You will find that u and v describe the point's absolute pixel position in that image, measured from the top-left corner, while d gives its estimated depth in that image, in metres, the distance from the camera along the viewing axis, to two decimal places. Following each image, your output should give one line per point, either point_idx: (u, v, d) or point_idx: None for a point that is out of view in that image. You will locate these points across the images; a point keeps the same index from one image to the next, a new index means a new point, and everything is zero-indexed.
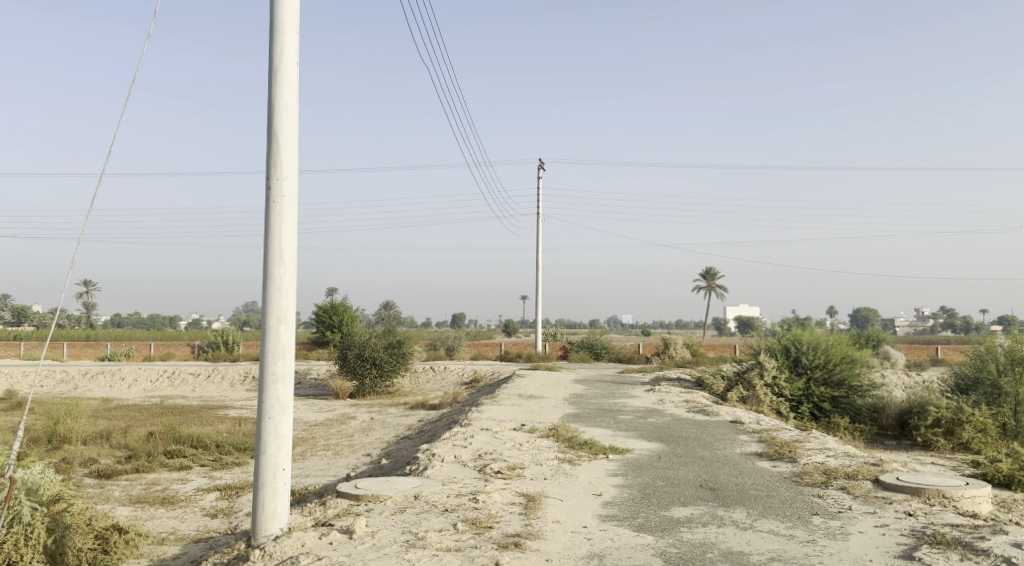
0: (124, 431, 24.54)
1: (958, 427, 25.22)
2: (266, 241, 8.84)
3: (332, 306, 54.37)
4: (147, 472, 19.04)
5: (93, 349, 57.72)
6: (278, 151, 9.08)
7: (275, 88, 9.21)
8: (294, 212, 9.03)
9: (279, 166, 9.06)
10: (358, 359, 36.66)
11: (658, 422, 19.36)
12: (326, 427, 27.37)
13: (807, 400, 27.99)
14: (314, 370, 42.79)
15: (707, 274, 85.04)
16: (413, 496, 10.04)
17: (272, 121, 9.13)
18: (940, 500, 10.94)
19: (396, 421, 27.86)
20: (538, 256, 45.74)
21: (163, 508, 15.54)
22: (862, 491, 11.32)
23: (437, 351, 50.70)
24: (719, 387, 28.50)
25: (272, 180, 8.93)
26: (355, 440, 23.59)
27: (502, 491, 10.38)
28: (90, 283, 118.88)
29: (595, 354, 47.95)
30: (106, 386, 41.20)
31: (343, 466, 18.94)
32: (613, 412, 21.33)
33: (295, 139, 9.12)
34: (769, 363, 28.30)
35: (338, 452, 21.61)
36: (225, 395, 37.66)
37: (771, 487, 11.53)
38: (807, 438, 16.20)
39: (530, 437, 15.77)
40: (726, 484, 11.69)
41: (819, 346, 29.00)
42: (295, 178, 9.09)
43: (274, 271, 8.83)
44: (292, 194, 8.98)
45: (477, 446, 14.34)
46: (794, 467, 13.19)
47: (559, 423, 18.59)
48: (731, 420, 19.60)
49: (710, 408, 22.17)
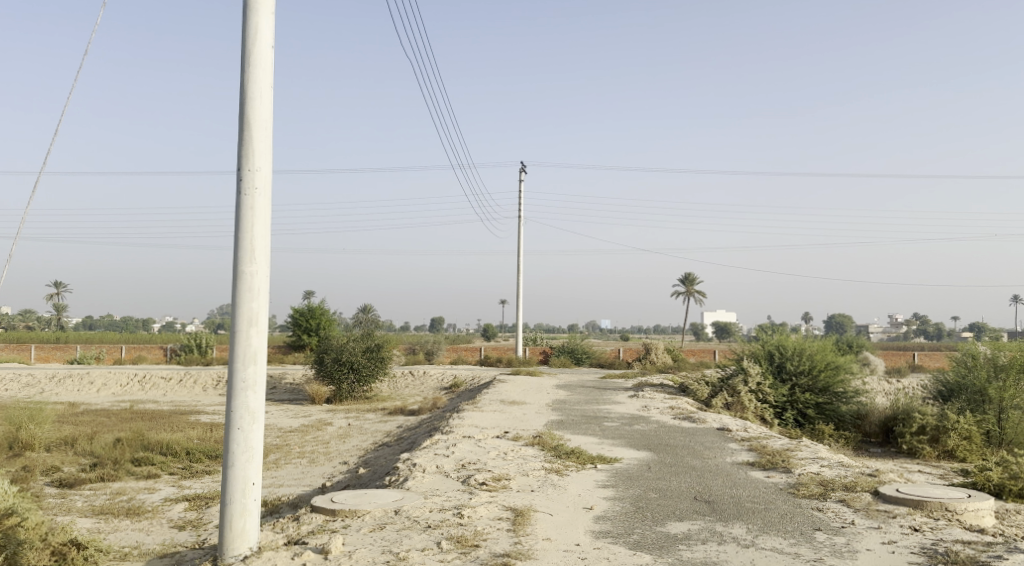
0: (90, 438, 23.77)
1: (943, 435, 24.78)
2: (236, 236, 8.11)
3: (309, 309, 53.50)
4: (113, 480, 18.34)
5: (61, 352, 56.36)
6: (251, 138, 8.32)
7: (249, 70, 8.44)
8: (267, 207, 8.29)
9: (252, 155, 8.31)
10: (335, 363, 35.93)
11: (643, 430, 18.83)
12: (302, 434, 26.71)
13: (791, 407, 27.63)
14: (290, 374, 42.04)
15: (686, 280, 84.72)
16: (394, 511, 9.41)
17: (244, 107, 8.37)
18: (943, 513, 10.43)
19: (373, 428, 27.20)
20: (519, 260, 45.19)
21: (128, 520, 14.88)
22: (862, 504, 10.81)
23: (415, 356, 50.05)
24: (703, 393, 27.95)
25: (243, 171, 8.19)
26: (331, 448, 22.98)
27: (488, 505, 9.81)
28: (61, 283, 117.04)
29: (575, 359, 47.48)
30: (75, 390, 40.26)
31: (318, 476, 18.31)
32: (597, 419, 20.77)
33: (268, 127, 8.39)
34: (753, 369, 27.73)
35: (313, 460, 20.97)
36: (198, 401, 36.84)
37: (768, 500, 11.02)
38: (798, 446, 15.71)
39: (515, 446, 15.19)
40: (721, 496, 11.15)
41: (803, 352, 28.64)
42: (268, 169, 8.34)
43: (244, 269, 8.07)
44: (265, 187, 8.24)
45: (459, 455, 13.73)
46: (789, 476, 12.68)
47: (543, 431, 18.02)
48: (718, 428, 19.10)
49: (696, 414, 21.68)
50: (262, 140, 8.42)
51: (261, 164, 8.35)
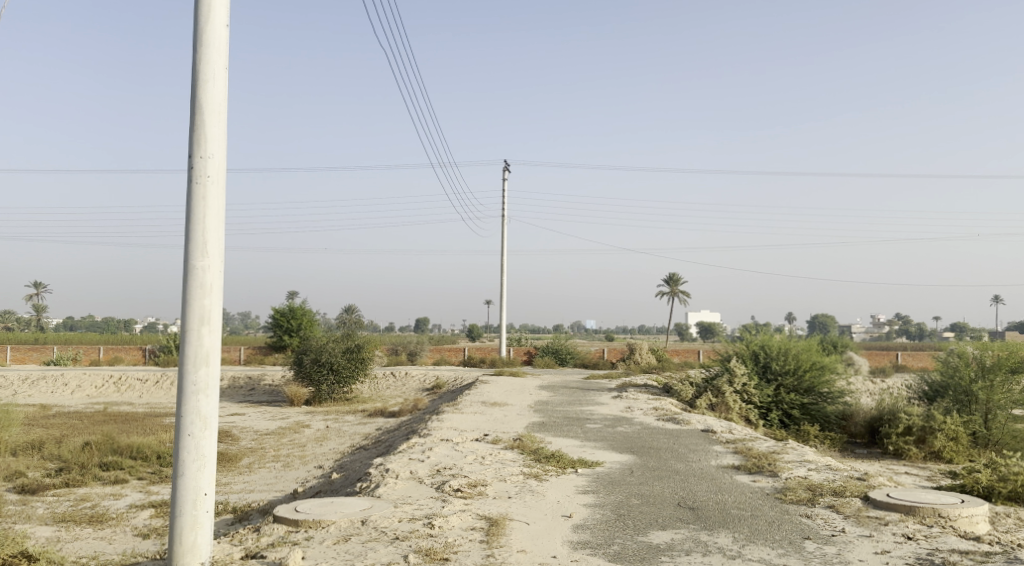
0: (58, 441, 23.12)
1: (929, 436, 24.44)
2: (187, 229, 7.53)
3: (291, 309, 52.76)
4: (78, 486, 17.77)
5: (37, 353, 55.42)
6: (203, 123, 7.72)
7: (201, 50, 7.82)
8: (220, 198, 7.70)
9: (204, 140, 7.71)
10: (315, 364, 35.33)
11: (626, 432, 18.38)
12: (278, 437, 26.14)
13: (776, 408, 27.28)
14: (269, 375, 41.41)
15: (671, 280, 84.36)
16: (360, 522, 8.92)
17: (196, 90, 7.75)
18: (936, 520, 9.99)
19: (352, 430, 26.64)
20: (502, 259, 44.66)
21: (90, 527, 14.35)
22: (852, 510, 10.36)
23: (398, 356, 49.48)
24: (687, 393, 27.49)
25: (194, 159, 7.59)
26: (307, 451, 22.46)
27: (461, 514, 9.31)
28: (40, 283, 115.74)
29: (560, 359, 47.01)
30: (48, 391, 39.50)
31: (291, 481, 17.77)
32: (579, 421, 20.29)
33: (223, 113, 7.79)
34: (738, 369, 27.32)
35: (287, 465, 20.41)
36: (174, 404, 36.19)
37: (754, 506, 10.58)
38: (784, 449, 15.27)
39: (494, 449, 14.68)
40: (705, 503, 10.69)
41: (789, 352, 28.28)
42: (222, 158, 7.74)
43: (195, 264, 7.49)
44: (218, 175, 7.66)
45: (435, 460, 13.21)
46: (776, 481, 12.23)
47: (524, 433, 17.55)
48: (703, 430, 18.69)
49: (680, 416, 21.22)
50: (215, 125, 7.82)
51: (214, 151, 7.76)
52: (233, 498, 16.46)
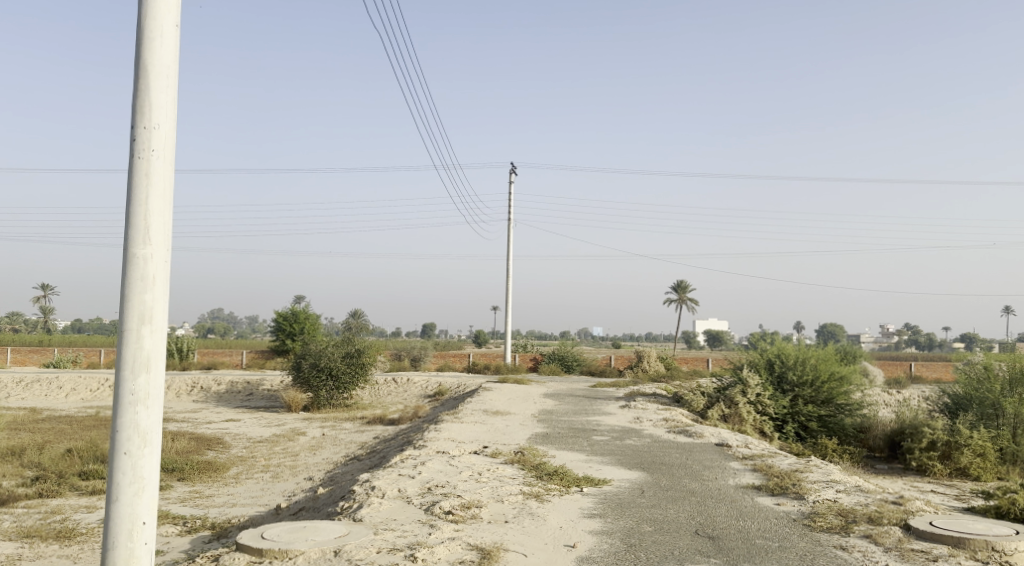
0: (39, 447, 22.04)
1: (955, 451, 23.18)
2: (127, 214, 6.34)
3: (293, 313, 51.73)
4: (52, 496, 16.69)
5: (37, 355, 54.66)
6: (149, 88, 6.47)
7: (148, 3, 6.55)
8: (167, 177, 6.48)
9: (149, 108, 6.46)
10: (313, 369, 34.24)
11: (635, 445, 17.23)
12: (271, 445, 25.08)
13: (792, 420, 26.08)
14: (267, 380, 40.40)
15: (678, 287, 83.20)
16: (333, 553, 7.86)
17: (140, 47, 6.47)
18: (990, 554, 8.89)
19: (348, 438, 25.59)
20: (509, 263, 43.55)
21: (56, 544, 13.25)
22: (893, 541, 9.21)
23: (401, 362, 48.40)
24: (699, 403, 26.17)
25: (137, 130, 6.36)
26: (299, 461, 21.41)
27: (449, 542, 8.24)
28: (47, 287, 115.48)
29: (565, 366, 45.87)
30: (42, 394, 38.65)
31: (277, 495, 16.72)
32: (586, 432, 19.11)
33: (173, 75, 6.54)
34: (752, 379, 26.04)
35: (275, 476, 19.36)
36: (169, 410, 35.29)
37: (781, 535, 9.46)
38: (807, 467, 14.06)
39: (492, 464, 13.53)
40: (726, 531, 9.56)
41: (805, 361, 27.09)
42: (170, 130, 6.50)
43: (136, 253, 6.31)
44: (166, 152, 6.45)
45: (426, 476, 12.05)
46: (802, 504, 11.07)
47: (525, 446, 16.39)
48: (718, 444, 17.50)
49: (693, 428, 20.02)
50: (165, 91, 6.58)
51: (161, 122, 6.52)
52: (213, 512, 15.39)
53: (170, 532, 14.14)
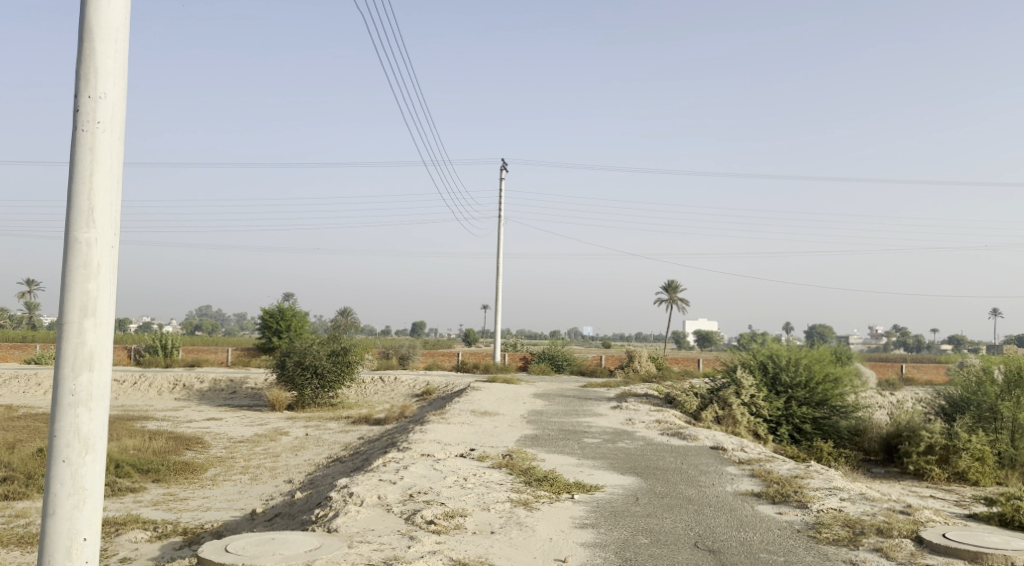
0: (10, 447, 21.28)
1: (953, 455, 22.59)
2: (68, 194, 5.70)
3: (280, 310, 50.88)
4: (18, 499, 15.95)
5: (18, 351, 53.68)
6: (94, 50, 5.81)
7: None
8: (115, 152, 5.83)
9: (93, 74, 5.81)
10: (298, 367, 33.48)
11: (627, 448, 16.62)
12: (252, 446, 24.41)
13: (786, 423, 25.52)
14: (252, 378, 39.68)
15: (669, 288, 82.76)
16: None
17: (86, 6, 5.82)
18: None
19: (332, 439, 24.92)
20: (499, 261, 42.88)
21: (16, 550, 12.57)
22: (905, 556, 8.61)
23: (388, 360, 47.65)
24: (692, 405, 25.55)
25: (80, 98, 5.72)
26: (280, 463, 20.77)
27: (430, 558, 7.63)
28: (33, 282, 114.27)
29: (556, 366, 45.27)
30: (20, 392, 37.85)
31: (254, 499, 16.08)
32: (577, 435, 18.48)
33: (121, 38, 5.88)
34: (747, 380, 25.43)
35: (254, 479, 18.70)
36: (150, 408, 34.57)
37: (787, 549, 8.86)
38: (809, 473, 13.44)
39: (479, 469, 12.88)
40: (727, 544, 8.94)
41: (800, 362, 26.55)
42: (117, 100, 5.85)
43: (78, 237, 5.66)
44: (114, 124, 5.81)
45: (408, 481, 11.36)
46: (806, 514, 10.43)
47: (514, 448, 15.74)
48: (713, 448, 16.88)
49: (687, 430, 19.43)
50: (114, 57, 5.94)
51: (108, 89, 5.87)
52: (185, 517, 14.72)
53: (139, 538, 13.48)
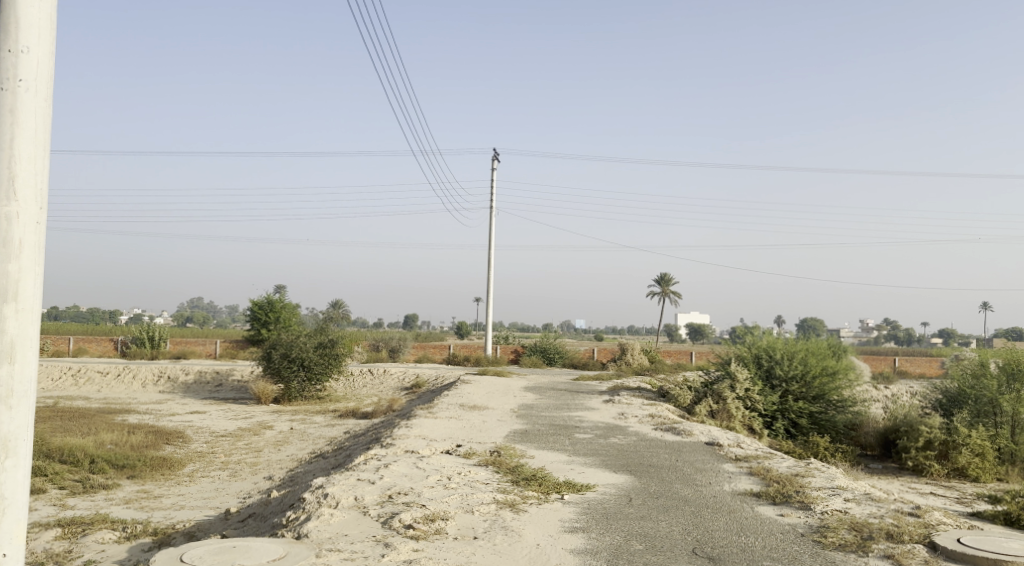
0: None
1: (952, 451, 22.04)
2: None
3: (269, 302, 50.04)
4: None
5: None
6: (14, 6, 5.70)
7: None
8: (41, 113, 5.77)
9: (13, 31, 5.70)
10: (284, 360, 32.77)
11: (620, 444, 15.96)
12: (234, 440, 23.76)
13: (782, 417, 24.93)
14: (238, 370, 38.99)
15: (661, 280, 82.18)
16: None
17: None
18: None
19: (317, 433, 24.28)
20: (491, 252, 42.18)
21: None
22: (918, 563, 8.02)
23: (378, 353, 46.92)
24: (685, 399, 24.93)
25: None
26: (262, 458, 20.14)
27: None
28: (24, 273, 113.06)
29: (547, 359, 44.65)
30: None
31: (231, 497, 15.44)
32: (568, 430, 17.82)
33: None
34: (741, 373, 24.82)
35: (233, 476, 18.08)
36: (133, 401, 33.87)
37: (791, 555, 8.26)
38: (809, 471, 12.82)
39: (465, 467, 12.25)
40: (727, 550, 8.32)
41: (796, 355, 25.96)
42: (42, 57, 5.77)
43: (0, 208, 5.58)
44: (35, 85, 5.71)
45: (388, 480, 10.70)
46: (809, 517, 9.81)
47: (502, 445, 15.08)
48: (709, 444, 16.25)
49: (681, 425, 18.80)
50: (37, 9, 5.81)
51: (30, 44, 5.75)
52: (157, 516, 14.08)
53: (107, 539, 12.82)
